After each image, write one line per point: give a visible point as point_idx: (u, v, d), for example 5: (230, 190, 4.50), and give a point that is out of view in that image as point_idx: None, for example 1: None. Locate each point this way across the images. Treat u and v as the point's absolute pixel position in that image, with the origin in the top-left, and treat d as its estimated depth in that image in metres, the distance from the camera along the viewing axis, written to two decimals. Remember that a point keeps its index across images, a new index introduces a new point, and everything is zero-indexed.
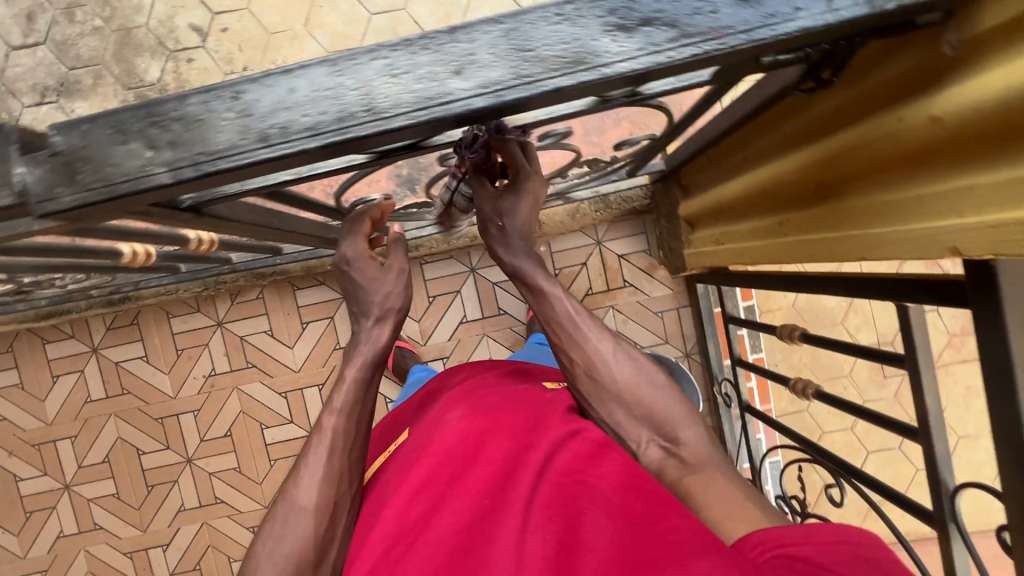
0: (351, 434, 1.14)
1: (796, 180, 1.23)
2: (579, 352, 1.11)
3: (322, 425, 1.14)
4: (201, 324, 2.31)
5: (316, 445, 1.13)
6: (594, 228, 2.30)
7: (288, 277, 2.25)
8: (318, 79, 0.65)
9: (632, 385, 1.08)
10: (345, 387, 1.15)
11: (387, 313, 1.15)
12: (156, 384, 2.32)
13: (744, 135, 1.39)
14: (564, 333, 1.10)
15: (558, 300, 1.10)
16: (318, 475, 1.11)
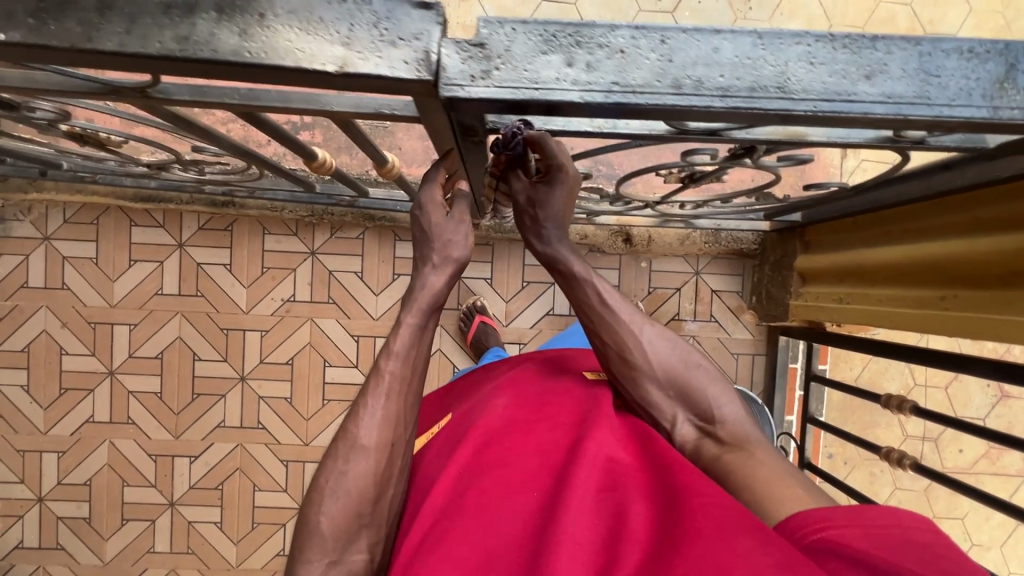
0: (407, 378, 1.03)
1: (940, 263, 1.42)
2: (612, 337, 1.17)
3: (377, 367, 1.02)
4: (294, 248, 2.29)
5: (371, 388, 1.01)
6: (696, 258, 2.35)
7: (395, 225, 2.26)
8: (744, 47, 0.69)
9: (668, 369, 1.15)
10: (407, 330, 1.03)
11: (450, 258, 1.03)
12: (232, 296, 2.29)
13: (916, 209, 1.49)
14: (601, 323, 1.18)
15: (593, 289, 1.18)
16: (377, 418, 1.00)
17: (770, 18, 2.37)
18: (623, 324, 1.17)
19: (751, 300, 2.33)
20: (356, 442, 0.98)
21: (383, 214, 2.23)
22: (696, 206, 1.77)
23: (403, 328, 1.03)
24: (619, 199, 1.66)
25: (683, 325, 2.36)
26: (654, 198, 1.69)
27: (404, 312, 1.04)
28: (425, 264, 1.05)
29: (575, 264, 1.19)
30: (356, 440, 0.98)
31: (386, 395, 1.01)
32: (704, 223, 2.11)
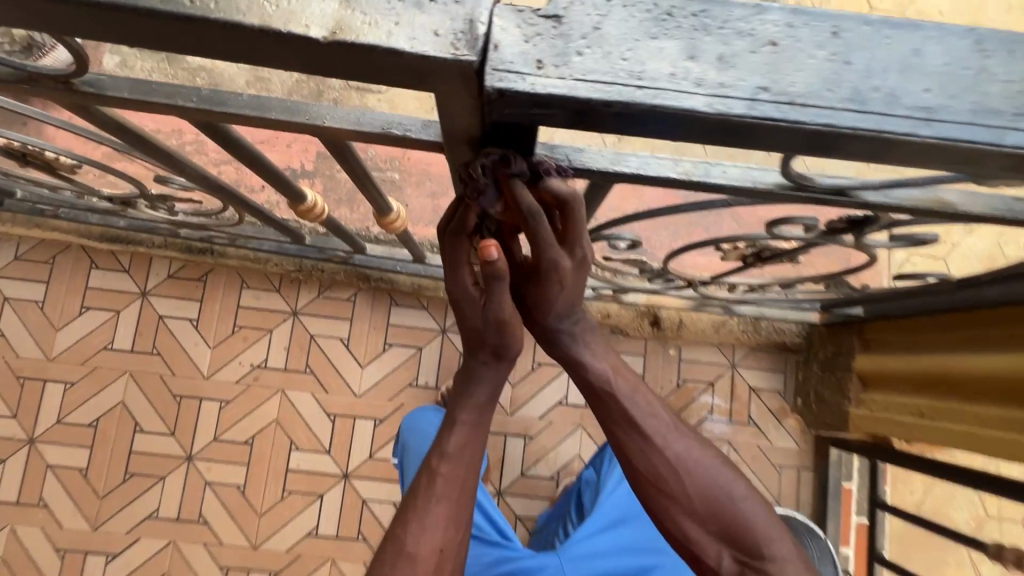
0: (461, 478, 0.95)
1: (997, 378, 1.27)
2: (642, 457, 0.94)
3: (431, 459, 0.96)
4: (274, 306, 2.00)
5: (420, 484, 0.95)
6: (732, 350, 2.04)
7: (392, 287, 1.99)
8: (960, 51, 0.45)
9: (709, 495, 0.93)
10: (465, 422, 0.96)
11: (502, 356, 0.95)
12: (193, 356, 1.96)
13: (999, 313, 1.27)
14: (629, 439, 0.95)
15: (620, 400, 0.95)
16: (429, 523, 0.93)
17: None
18: (655, 439, 0.95)
19: (797, 404, 2.00)
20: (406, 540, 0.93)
21: (380, 274, 1.98)
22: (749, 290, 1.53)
23: (457, 423, 0.96)
24: (661, 275, 1.40)
25: (717, 427, 2.02)
26: (702, 277, 1.43)
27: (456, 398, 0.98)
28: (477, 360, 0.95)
29: (601, 362, 0.96)
30: (403, 540, 0.93)
31: (436, 494, 0.94)
32: (742, 307, 1.87)
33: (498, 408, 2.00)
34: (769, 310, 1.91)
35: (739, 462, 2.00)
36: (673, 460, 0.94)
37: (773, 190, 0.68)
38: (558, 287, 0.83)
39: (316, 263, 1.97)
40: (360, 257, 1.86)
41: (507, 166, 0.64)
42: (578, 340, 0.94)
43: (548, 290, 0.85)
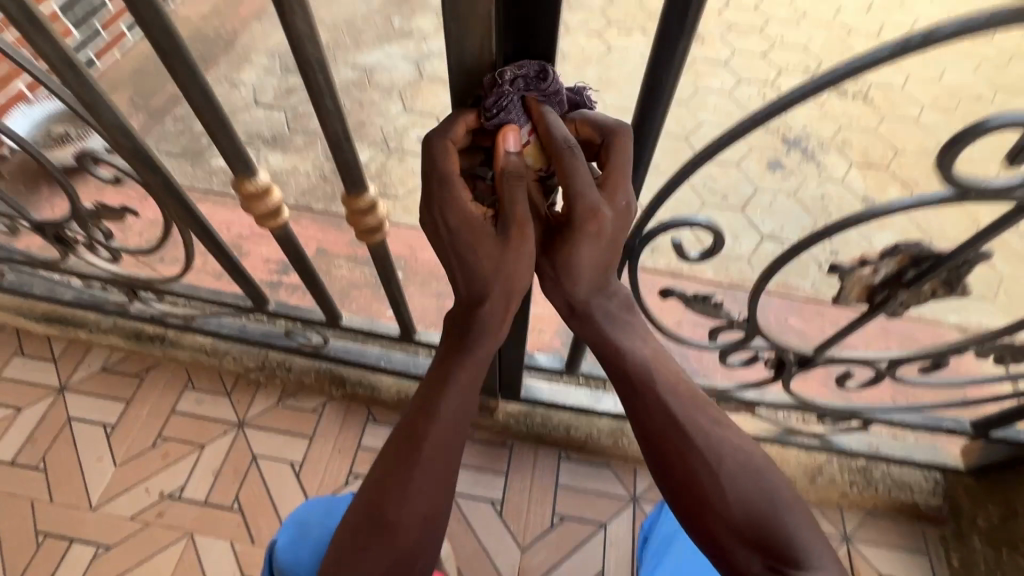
0: (449, 443, 0.73)
1: None
2: (682, 447, 0.73)
3: (414, 416, 0.74)
4: (216, 413, 1.54)
5: (396, 441, 0.74)
6: (839, 513, 1.41)
7: (372, 395, 1.54)
8: None
9: (765, 510, 0.70)
10: (462, 375, 0.73)
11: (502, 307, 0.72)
12: (86, 475, 1.44)
13: None
14: (662, 433, 0.73)
15: (655, 387, 0.74)
16: (412, 498, 0.72)
17: (856, 225, 2.06)
18: (694, 430, 0.74)
19: None
20: (370, 517, 0.72)
21: (359, 377, 1.55)
22: (862, 386, 1.06)
23: (452, 375, 0.73)
24: (744, 344, 0.99)
25: None
26: (801, 349, 1.00)
27: (452, 347, 0.74)
28: (483, 307, 0.71)
29: (631, 333, 0.76)
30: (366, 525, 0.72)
31: (415, 460, 0.72)
32: (846, 437, 1.36)
33: None
34: (886, 446, 1.37)
35: None
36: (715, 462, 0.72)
37: None
38: (584, 247, 0.66)
39: (283, 358, 1.57)
40: (336, 345, 1.48)
41: (541, 82, 0.58)
42: (608, 317, 0.74)
43: (578, 245, 0.66)
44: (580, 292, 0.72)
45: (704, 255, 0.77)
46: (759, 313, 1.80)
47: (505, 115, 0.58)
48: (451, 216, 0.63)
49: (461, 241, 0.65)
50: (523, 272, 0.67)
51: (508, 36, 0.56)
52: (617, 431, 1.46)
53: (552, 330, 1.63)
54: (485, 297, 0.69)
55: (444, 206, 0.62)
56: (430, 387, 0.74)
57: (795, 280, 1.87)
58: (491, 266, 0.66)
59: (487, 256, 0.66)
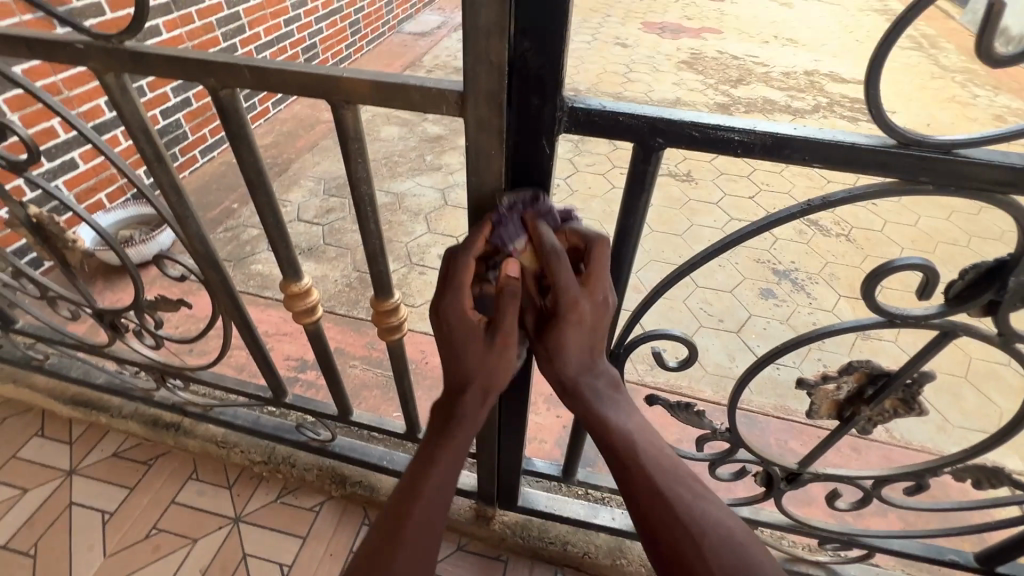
0: (429, 529, 0.78)
1: None
2: (668, 517, 0.73)
3: (398, 500, 0.79)
4: (214, 507, 1.55)
5: (380, 525, 0.78)
6: None
7: (370, 496, 1.55)
8: None
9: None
10: (443, 459, 0.81)
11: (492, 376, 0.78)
12: (73, 565, 1.42)
13: None
14: (648, 501, 0.74)
15: (641, 457, 0.76)
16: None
17: (849, 353, 2.14)
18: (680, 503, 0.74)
19: None
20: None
21: (360, 476, 1.58)
22: (852, 507, 1.07)
23: (435, 461, 0.80)
24: (730, 455, 1.04)
25: None
26: (786, 464, 1.05)
27: (435, 432, 0.82)
28: (464, 397, 0.79)
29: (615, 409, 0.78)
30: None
31: (395, 543, 0.76)
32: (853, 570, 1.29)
33: None
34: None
35: None
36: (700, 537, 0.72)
37: (863, 147, 0.56)
38: (571, 331, 0.71)
39: (290, 453, 1.63)
40: (341, 441, 1.53)
41: (536, 206, 0.69)
42: (596, 392, 0.78)
43: (563, 331, 0.71)
44: (569, 372, 0.76)
45: (679, 364, 0.87)
46: (759, 435, 1.82)
47: (504, 234, 0.69)
48: (448, 314, 0.72)
49: (454, 339, 0.74)
50: (499, 364, 0.77)
51: (513, 180, 0.71)
52: (615, 550, 1.43)
53: (552, 440, 1.67)
54: (464, 386, 0.79)
55: (443, 307, 0.71)
56: (414, 472, 0.81)
57: (792, 403, 1.92)
58: (475, 363, 0.76)
59: (473, 354, 0.76)
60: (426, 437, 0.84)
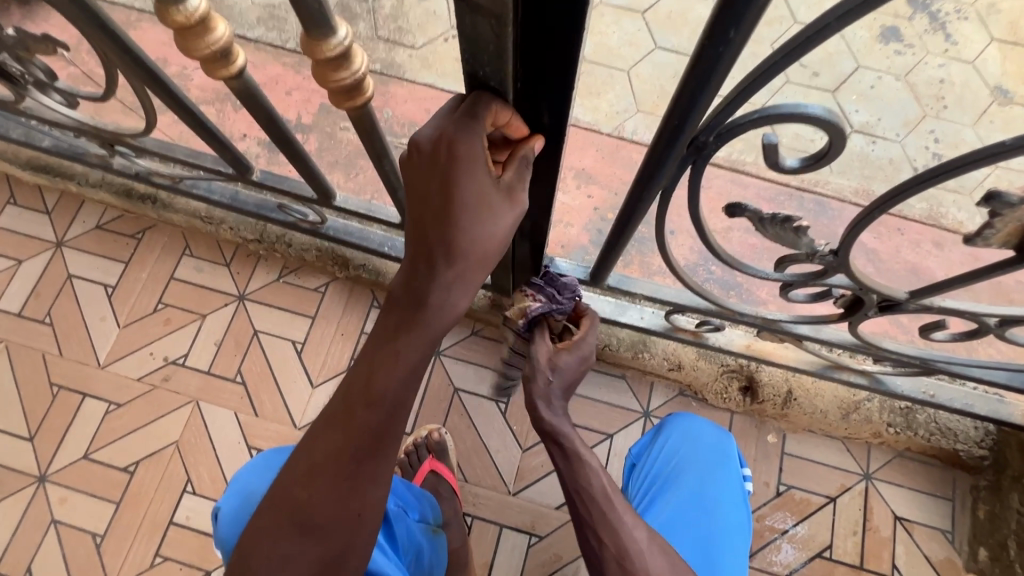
0: (383, 441, 0.60)
1: None
2: (608, 534, 0.74)
3: (342, 400, 0.60)
4: (216, 284, 1.47)
5: (319, 430, 0.61)
6: (866, 449, 1.33)
7: (376, 281, 1.43)
8: None
9: None
10: (395, 364, 0.59)
11: (487, 235, 0.57)
12: (92, 334, 1.43)
13: None
14: (591, 517, 0.76)
15: (592, 475, 0.78)
16: (345, 478, 0.60)
17: (974, 123, 1.64)
18: (647, 563, 0.73)
19: (979, 559, 1.24)
20: (296, 491, 0.60)
21: (363, 260, 1.43)
22: (952, 339, 0.85)
23: (397, 347, 0.58)
24: (819, 279, 0.78)
25: (840, 571, 1.26)
26: (890, 292, 0.79)
27: (391, 323, 0.60)
28: (430, 275, 0.57)
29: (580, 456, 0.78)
30: (276, 523, 0.61)
31: (340, 459, 0.60)
32: (900, 380, 1.20)
33: (496, 483, 1.31)
34: (942, 393, 1.21)
35: None
36: None
37: None
38: (564, 366, 0.81)
39: (283, 232, 1.45)
40: (335, 224, 1.32)
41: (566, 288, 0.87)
42: (558, 412, 0.81)
43: (566, 358, 0.81)
44: (542, 416, 0.81)
45: (806, 163, 0.54)
46: (825, 226, 1.50)
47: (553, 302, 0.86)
48: (443, 152, 0.55)
49: (445, 191, 0.55)
50: (489, 247, 0.57)
51: None
52: (638, 344, 1.34)
53: (579, 224, 1.47)
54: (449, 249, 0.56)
55: (451, 156, 0.54)
56: (359, 371, 0.60)
57: (878, 188, 1.54)
58: (459, 236, 0.56)
59: (456, 228, 0.55)
60: (383, 312, 0.61)
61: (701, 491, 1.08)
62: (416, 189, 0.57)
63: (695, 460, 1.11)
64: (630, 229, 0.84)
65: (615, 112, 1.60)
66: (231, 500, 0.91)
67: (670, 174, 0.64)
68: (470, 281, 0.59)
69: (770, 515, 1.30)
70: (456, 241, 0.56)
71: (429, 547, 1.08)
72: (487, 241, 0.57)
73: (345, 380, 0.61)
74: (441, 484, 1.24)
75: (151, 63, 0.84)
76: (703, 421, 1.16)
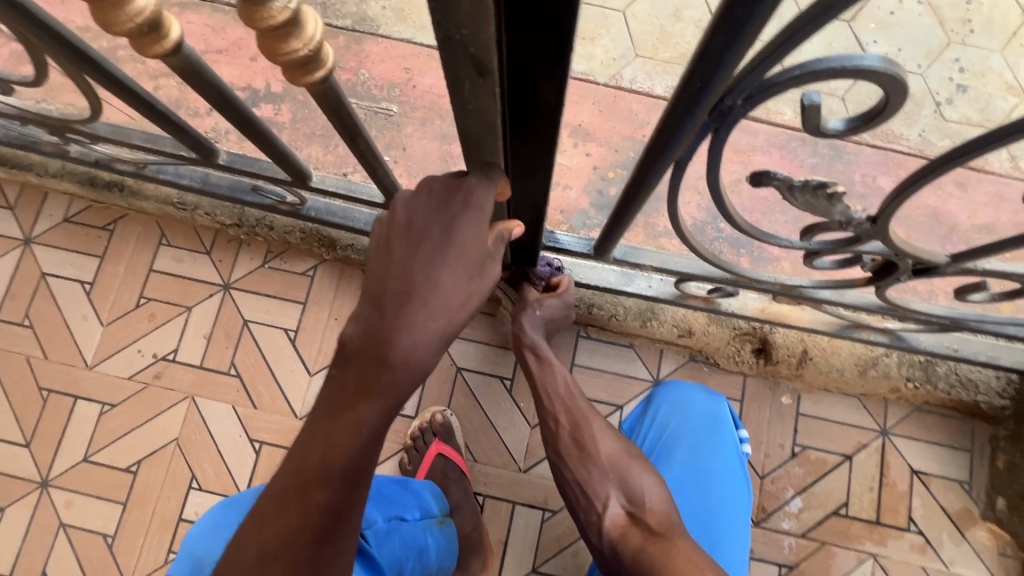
0: (340, 516, 0.57)
1: None
2: (562, 412, 0.92)
3: (294, 477, 0.57)
4: (198, 274, 1.39)
5: (272, 508, 0.58)
6: (883, 405, 1.29)
7: (366, 261, 1.35)
8: None
9: (615, 454, 0.85)
10: (354, 434, 0.55)
11: (463, 288, 0.58)
12: (76, 334, 1.37)
13: None
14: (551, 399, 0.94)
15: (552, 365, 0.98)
16: (302, 557, 0.57)
17: (1003, 48, 1.50)
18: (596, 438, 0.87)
19: (997, 509, 1.22)
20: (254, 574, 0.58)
21: (351, 240, 1.34)
22: (992, 299, 0.79)
23: (349, 419, 0.55)
24: (851, 246, 0.71)
25: (857, 528, 1.25)
26: (929, 257, 0.72)
27: (346, 389, 0.56)
28: (397, 329, 0.55)
29: (563, 389, 0.94)
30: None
31: (295, 540, 0.57)
32: (922, 336, 1.14)
33: (506, 461, 1.28)
34: (965, 346, 1.16)
35: None
36: (608, 474, 0.83)
37: None
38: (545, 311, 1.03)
39: (263, 214, 1.36)
40: (316, 204, 1.23)
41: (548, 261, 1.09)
42: (529, 318, 1.03)
43: (548, 303, 1.03)
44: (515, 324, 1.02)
45: (852, 126, 0.45)
46: (841, 172, 1.39)
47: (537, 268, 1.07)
48: (452, 204, 0.60)
49: (440, 240, 0.59)
50: (459, 303, 0.58)
51: None
52: (645, 312, 1.28)
53: (578, 187, 1.37)
54: (423, 299, 0.56)
55: (461, 215, 0.60)
56: (312, 445, 0.56)
57: (898, 128, 1.41)
58: (439, 286, 0.57)
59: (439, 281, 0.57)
60: (332, 379, 0.57)
61: (694, 463, 1.05)
62: (414, 230, 0.59)
63: (688, 431, 1.08)
64: (638, 201, 0.75)
65: (612, 59, 1.46)
66: (181, 564, 0.83)
67: (686, 144, 0.55)
68: (442, 339, 0.57)
69: (785, 476, 1.28)
70: (436, 296, 0.56)
71: (434, 542, 1.06)
72: (462, 301, 0.58)
73: (296, 454, 0.58)
74: (449, 467, 1.21)
75: (71, 36, 0.73)
76: (691, 387, 1.12)
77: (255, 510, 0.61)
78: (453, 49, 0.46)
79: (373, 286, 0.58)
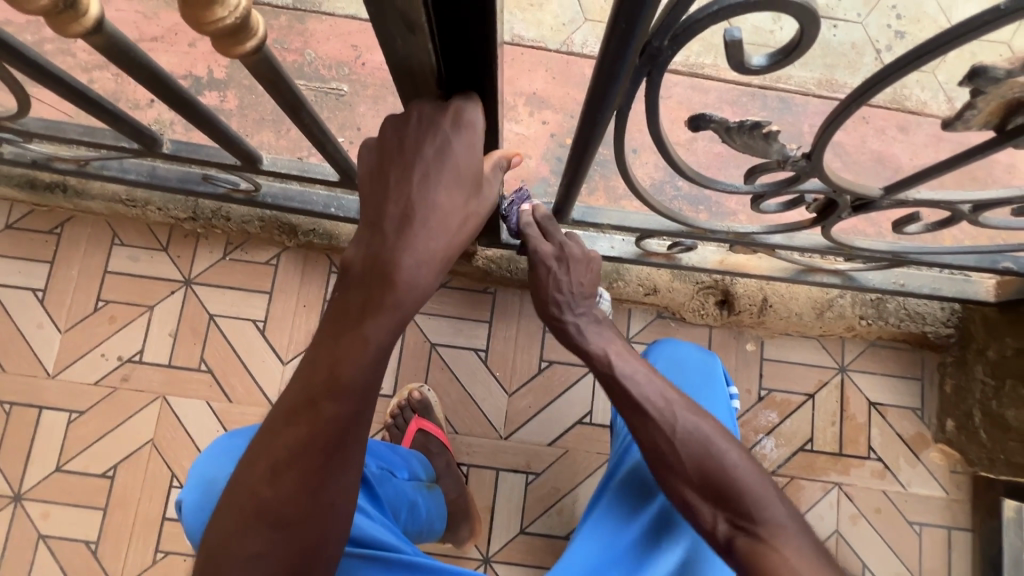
0: (350, 427, 0.62)
1: None
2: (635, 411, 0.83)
3: (303, 391, 0.62)
4: (157, 272, 1.35)
5: (280, 421, 0.63)
6: (840, 344, 1.36)
7: (330, 245, 1.34)
8: None
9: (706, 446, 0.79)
10: (361, 351, 0.61)
11: (453, 211, 0.63)
12: (33, 344, 1.32)
13: None
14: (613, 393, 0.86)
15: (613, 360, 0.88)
16: (313, 462, 0.61)
17: None
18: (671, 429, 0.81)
19: (946, 430, 1.32)
20: (263, 482, 0.62)
21: (312, 224, 1.32)
22: (926, 230, 0.83)
23: (357, 336, 0.61)
24: (791, 186, 0.74)
25: (822, 461, 1.33)
26: (864, 191, 0.75)
27: (353, 307, 0.62)
28: (399, 248, 0.61)
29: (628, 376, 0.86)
30: (246, 516, 0.63)
31: (305, 449, 0.61)
32: (871, 275, 1.20)
33: (486, 430, 1.31)
34: (912, 280, 1.23)
35: (855, 515, 1.30)
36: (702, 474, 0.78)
37: None
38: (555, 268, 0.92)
39: (218, 205, 1.32)
40: (271, 189, 1.20)
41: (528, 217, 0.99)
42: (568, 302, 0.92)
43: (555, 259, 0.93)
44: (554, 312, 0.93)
45: (777, 60, 0.48)
46: (790, 124, 1.43)
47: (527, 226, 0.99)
48: (440, 128, 0.61)
49: (433, 162, 0.62)
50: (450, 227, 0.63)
51: None
52: (611, 274, 1.30)
53: (538, 155, 1.38)
54: (422, 223, 0.61)
55: (446, 137, 0.61)
56: (320, 360, 0.62)
57: (841, 77, 1.43)
58: (432, 213, 0.62)
59: (435, 206, 0.62)
60: (339, 302, 0.63)
61: None
62: (405, 153, 0.62)
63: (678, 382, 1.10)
64: (589, 155, 0.77)
65: (561, 24, 1.45)
66: (192, 490, 0.83)
67: (623, 90, 0.57)
68: (443, 260, 0.64)
69: (754, 419, 1.34)
70: (433, 219, 0.62)
71: (424, 501, 1.08)
72: (461, 222, 0.63)
73: (304, 371, 0.62)
74: (430, 442, 1.24)
75: None
76: (686, 345, 1.16)
77: (262, 430, 0.64)
78: (381, 7, 0.48)
79: (373, 213, 0.63)
